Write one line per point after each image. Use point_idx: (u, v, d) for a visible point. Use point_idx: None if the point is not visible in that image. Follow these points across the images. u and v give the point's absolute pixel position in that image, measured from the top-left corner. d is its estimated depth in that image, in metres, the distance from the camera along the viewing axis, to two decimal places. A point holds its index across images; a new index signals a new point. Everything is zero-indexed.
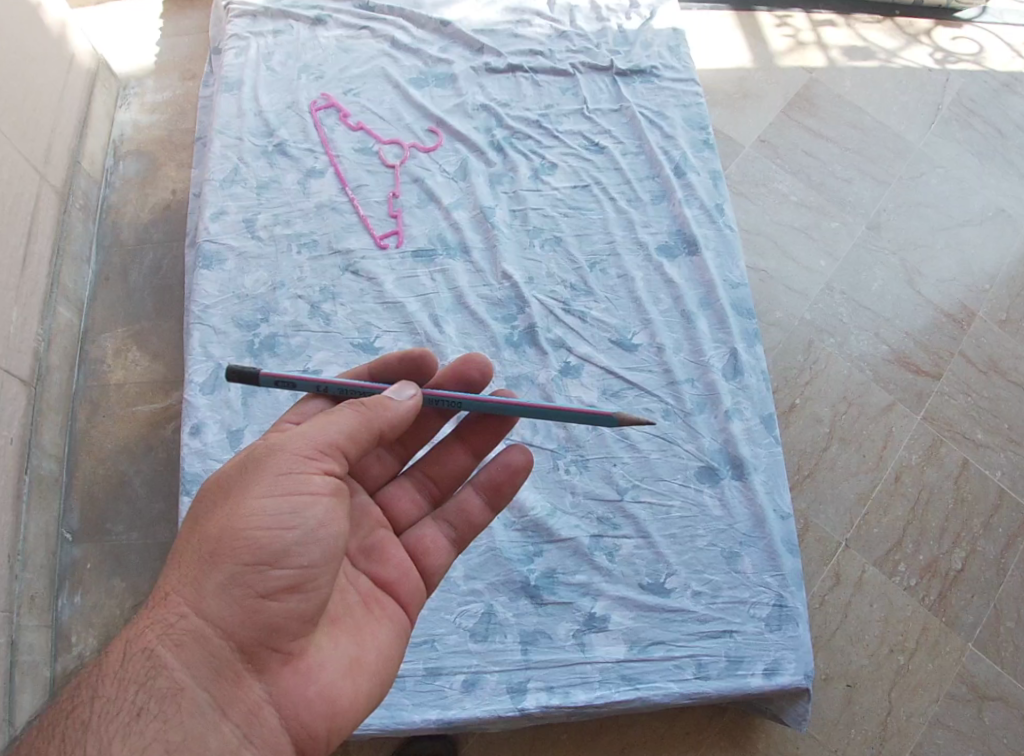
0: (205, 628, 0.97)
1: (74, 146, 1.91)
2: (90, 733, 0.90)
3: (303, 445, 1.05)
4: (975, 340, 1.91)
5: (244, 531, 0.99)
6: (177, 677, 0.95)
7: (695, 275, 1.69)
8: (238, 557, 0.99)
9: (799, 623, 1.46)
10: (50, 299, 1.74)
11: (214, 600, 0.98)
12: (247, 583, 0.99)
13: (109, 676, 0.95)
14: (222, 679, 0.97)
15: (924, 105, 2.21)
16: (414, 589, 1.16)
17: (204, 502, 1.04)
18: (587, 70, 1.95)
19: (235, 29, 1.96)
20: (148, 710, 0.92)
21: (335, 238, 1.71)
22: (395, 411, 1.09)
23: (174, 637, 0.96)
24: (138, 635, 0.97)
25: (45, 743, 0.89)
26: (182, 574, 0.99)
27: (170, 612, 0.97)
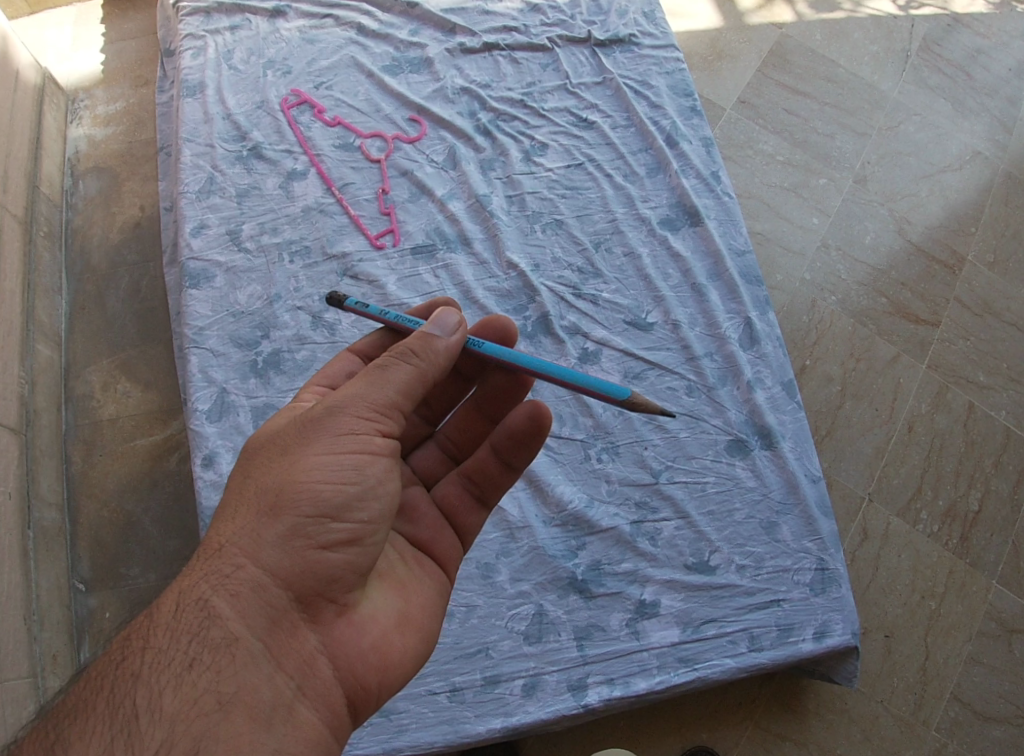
0: (263, 580, 0.92)
1: (31, 169, 1.88)
2: (142, 683, 0.85)
3: (362, 399, 0.98)
4: (968, 284, 1.91)
5: (305, 483, 0.95)
6: (233, 627, 0.90)
7: (701, 245, 1.66)
8: (299, 509, 0.94)
9: (843, 583, 1.43)
10: (28, 338, 1.72)
11: (273, 552, 0.93)
12: (306, 535, 0.93)
13: (161, 626, 0.89)
14: (277, 629, 0.92)
15: (894, 53, 2.21)
16: (449, 546, 1.13)
17: (260, 454, 0.99)
18: (564, 43, 1.90)
19: (189, 29, 1.89)
20: (201, 661, 0.87)
21: (328, 242, 1.64)
22: (442, 347, 1.02)
23: (230, 588, 0.91)
24: (193, 586, 0.92)
25: (97, 694, 0.86)
26: (239, 526, 0.94)
27: (226, 563, 0.92)
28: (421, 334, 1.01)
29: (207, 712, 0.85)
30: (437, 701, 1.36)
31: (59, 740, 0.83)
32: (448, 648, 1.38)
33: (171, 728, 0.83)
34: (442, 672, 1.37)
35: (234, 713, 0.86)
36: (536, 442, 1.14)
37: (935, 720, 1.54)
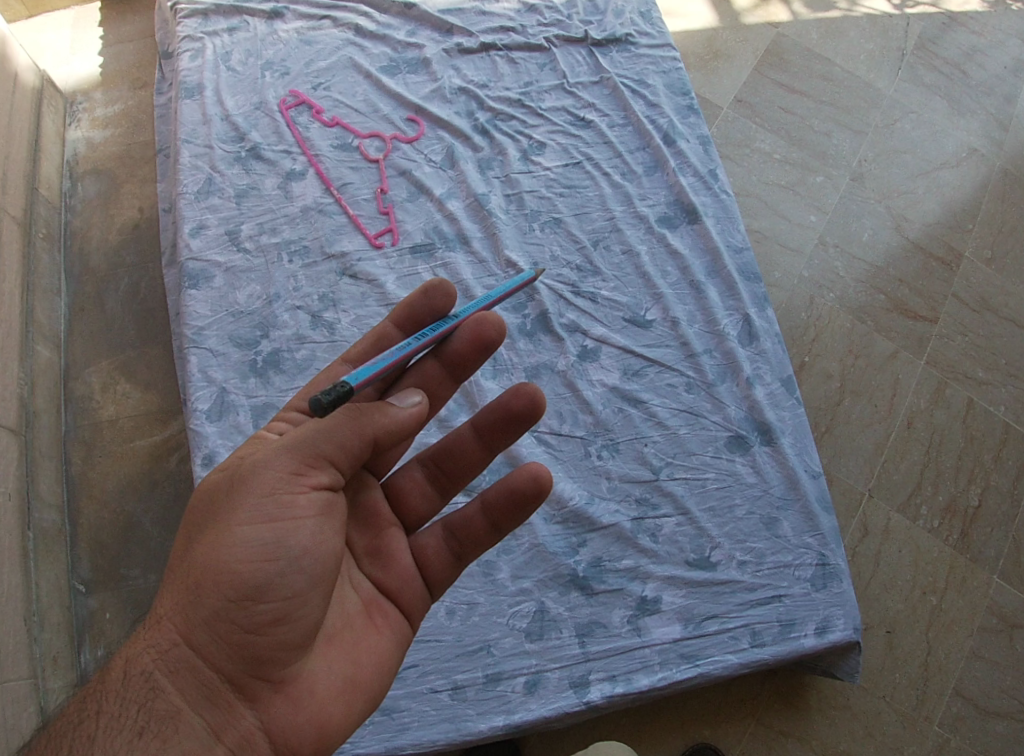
0: (198, 658, 0.94)
1: (30, 171, 1.89)
2: (87, 753, 0.89)
3: (289, 461, 0.95)
4: (966, 280, 1.92)
5: (226, 562, 0.93)
6: (174, 701, 0.93)
7: (699, 243, 1.67)
8: (224, 590, 0.93)
9: (845, 579, 1.43)
10: (27, 340, 1.72)
11: (203, 630, 0.93)
12: (232, 615, 0.93)
13: (111, 694, 0.93)
14: (214, 705, 0.94)
15: (889, 51, 2.23)
16: (415, 594, 1.08)
17: (194, 524, 0.98)
18: (561, 43, 1.90)
19: (187, 30, 1.90)
20: (147, 731, 0.91)
21: (328, 241, 1.64)
22: (398, 416, 0.98)
23: (169, 663, 0.94)
24: (139, 656, 0.95)
25: (53, 753, 0.90)
26: (174, 599, 0.95)
27: (165, 637, 0.94)
28: (370, 378, 0.97)
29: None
30: (439, 699, 1.36)
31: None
32: (449, 646, 1.38)
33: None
34: (445, 670, 1.37)
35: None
36: (534, 506, 1.10)
37: (938, 716, 1.54)
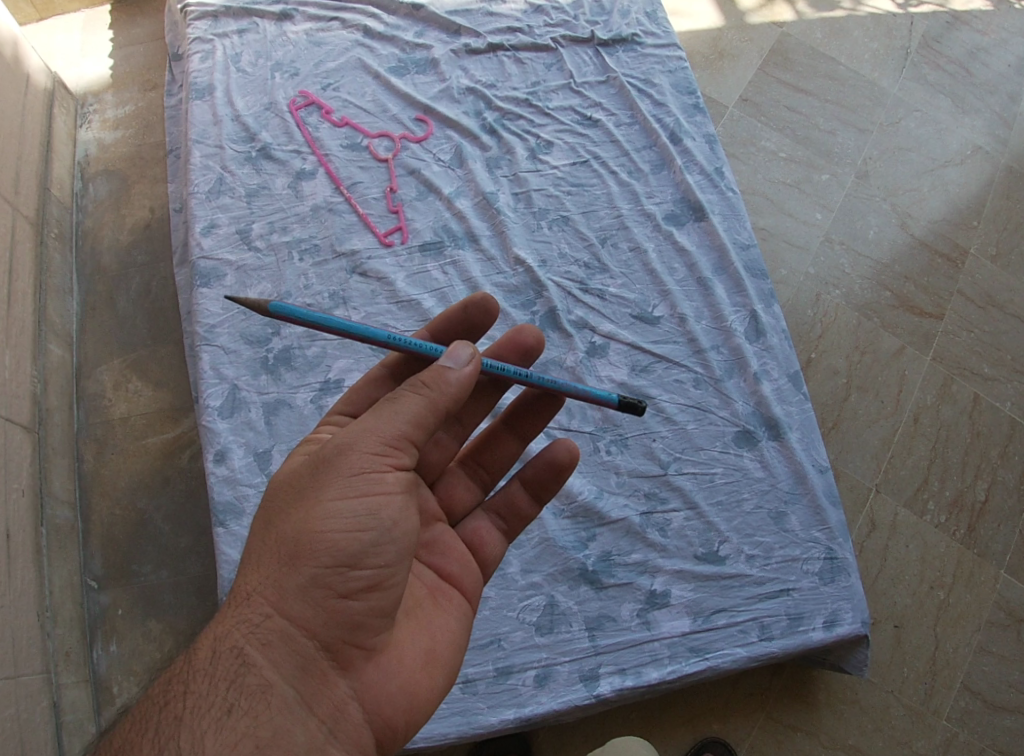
0: (291, 631, 0.96)
1: (42, 172, 1.91)
2: (184, 729, 0.89)
3: (373, 442, 0.99)
4: (971, 276, 1.93)
5: (320, 534, 0.96)
6: (267, 677, 0.94)
7: (706, 240, 1.68)
8: (318, 561, 0.96)
9: (852, 573, 1.44)
10: (40, 339, 1.74)
11: (297, 602, 0.96)
12: (327, 587, 0.96)
13: (199, 672, 0.94)
14: (308, 678, 0.95)
15: (893, 50, 2.24)
16: (474, 580, 1.15)
17: (276, 502, 1.00)
18: (568, 43, 1.92)
19: (197, 32, 1.92)
20: (238, 708, 0.91)
21: (338, 240, 1.66)
22: (454, 379, 1.01)
23: (261, 637, 0.95)
24: (228, 633, 0.96)
25: (142, 737, 0.89)
26: (263, 577, 0.97)
27: (255, 613, 0.96)
28: (434, 368, 1.01)
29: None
30: (450, 693, 1.36)
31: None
32: None
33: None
34: None
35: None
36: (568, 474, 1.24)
37: (946, 710, 1.55)
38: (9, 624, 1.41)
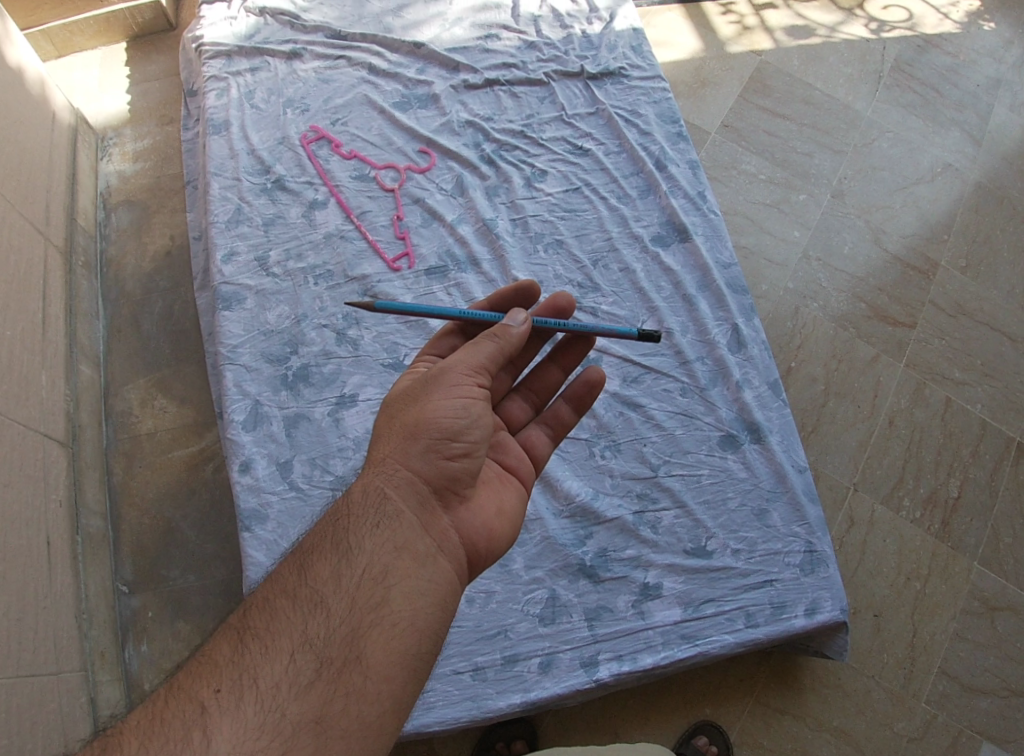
0: (414, 476, 1.12)
1: (69, 204, 2.04)
2: (351, 530, 1.08)
3: (465, 364, 1.17)
4: (941, 287, 2.06)
5: (438, 405, 1.14)
6: (400, 504, 1.10)
7: (690, 259, 1.81)
8: (431, 428, 1.13)
9: (830, 564, 1.56)
10: (72, 360, 1.87)
11: (422, 453, 1.13)
12: (437, 447, 1.13)
13: (350, 501, 1.11)
14: (426, 509, 1.11)
15: (867, 74, 2.38)
16: (529, 470, 1.28)
17: (399, 390, 1.18)
18: (560, 77, 2.06)
19: (213, 71, 2.05)
20: (382, 523, 1.08)
21: (349, 266, 1.79)
22: (516, 336, 1.20)
23: (395, 476, 1.12)
24: (368, 476, 1.13)
25: (322, 538, 1.08)
26: (391, 439, 1.14)
27: (387, 463, 1.13)
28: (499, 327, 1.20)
29: (389, 553, 1.07)
30: (462, 680, 1.49)
31: (304, 562, 1.06)
32: (469, 631, 1.52)
33: (372, 559, 1.06)
34: (466, 653, 1.50)
35: (406, 558, 1.07)
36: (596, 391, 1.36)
37: (924, 693, 1.67)
38: (49, 625, 1.54)
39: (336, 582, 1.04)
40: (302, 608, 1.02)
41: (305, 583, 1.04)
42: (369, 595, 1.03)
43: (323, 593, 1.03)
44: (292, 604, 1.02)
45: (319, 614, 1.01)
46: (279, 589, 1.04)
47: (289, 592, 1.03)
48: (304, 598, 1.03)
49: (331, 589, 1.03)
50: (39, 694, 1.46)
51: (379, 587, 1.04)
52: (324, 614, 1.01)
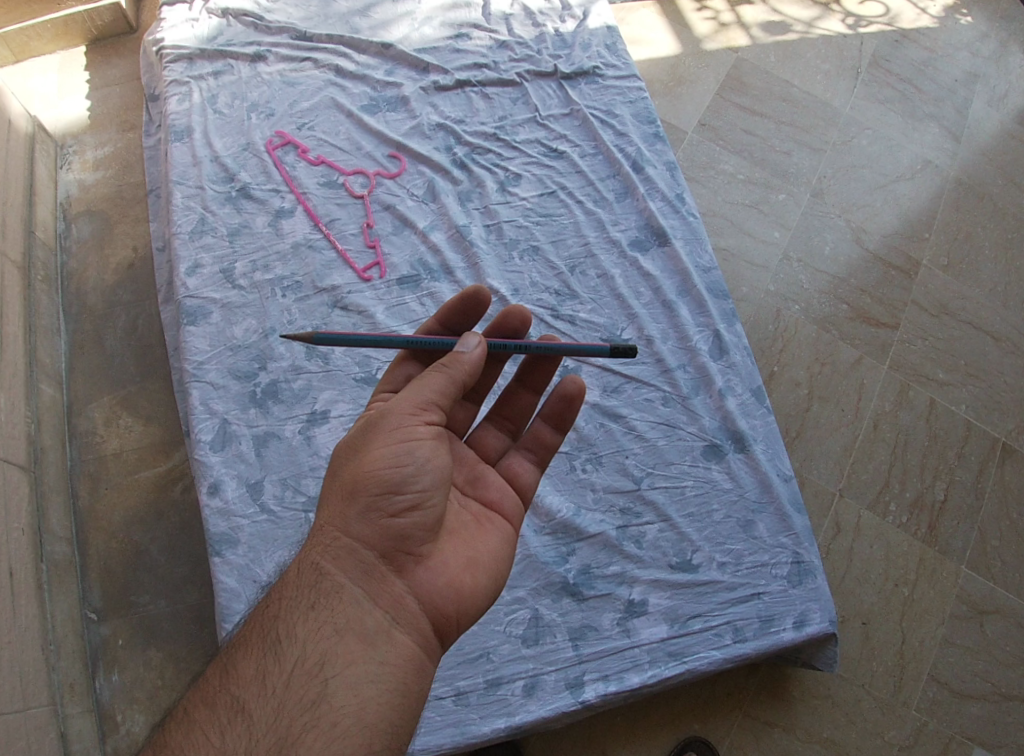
0: (354, 545, 1.09)
1: (27, 216, 1.96)
2: (280, 620, 1.04)
3: (409, 403, 1.13)
4: (923, 286, 2.03)
5: (371, 467, 1.10)
6: (339, 579, 1.07)
7: (669, 264, 1.77)
8: (369, 489, 1.09)
9: (818, 575, 1.53)
10: (32, 379, 1.79)
11: (359, 521, 1.09)
12: (378, 509, 1.08)
13: (288, 583, 1.08)
14: (371, 579, 1.08)
15: (845, 70, 2.35)
16: (514, 504, 1.23)
17: (339, 455, 1.15)
18: (533, 77, 2.00)
19: (174, 75, 1.98)
20: (317, 604, 1.05)
21: (319, 276, 1.73)
22: (468, 361, 1.15)
23: (332, 551, 1.08)
24: (306, 554, 1.10)
25: (251, 631, 1.05)
26: (330, 508, 1.11)
27: (326, 534, 1.10)
28: (451, 354, 1.15)
29: (327, 639, 1.03)
30: (444, 706, 1.44)
31: (229, 662, 1.02)
32: (450, 655, 1.46)
33: (303, 649, 1.02)
34: (448, 677, 1.45)
35: (344, 641, 1.03)
36: (579, 402, 1.32)
37: (915, 700, 1.64)
38: (14, 660, 1.47)
39: (262, 682, 1.00)
40: (223, 716, 0.98)
41: (226, 689, 1.00)
42: (301, 691, 0.99)
43: (244, 700, 0.99)
44: (211, 713, 0.98)
45: (241, 722, 0.97)
46: (200, 697, 1.00)
47: (209, 701, 0.99)
48: (224, 706, 0.98)
49: (254, 692, 0.99)
50: (4, 734, 1.39)
51: (316, 680, 1.00)
52: (248, 721, 0.97)
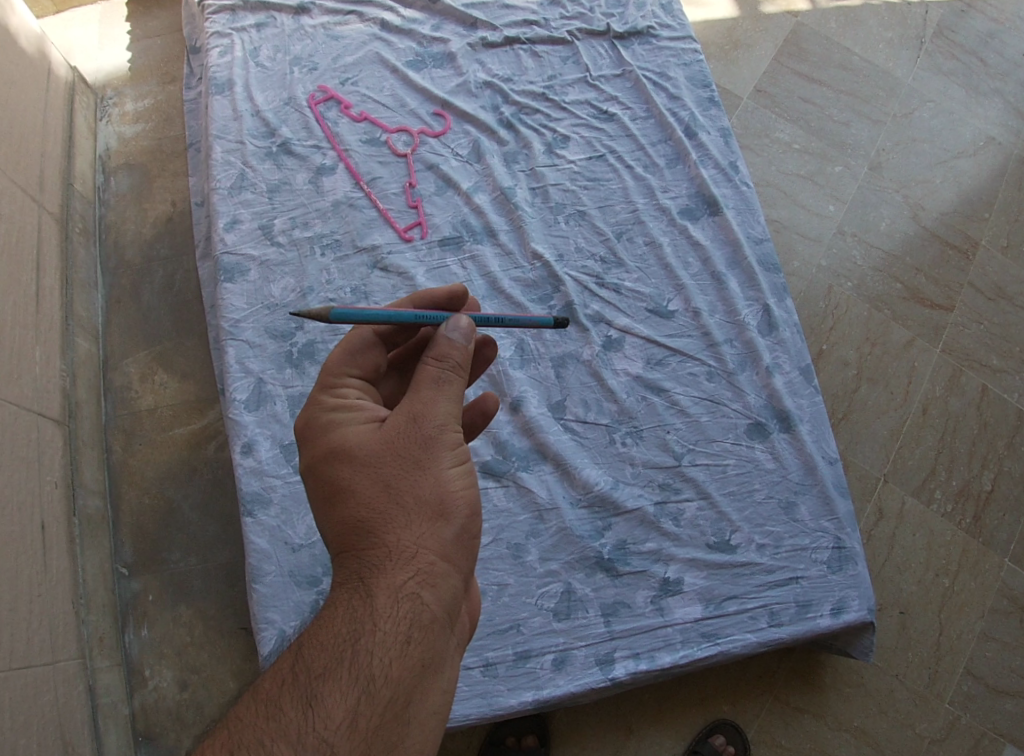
0: (450, 572, 0.96)
1: (66, 168, 1.94)
2: (375, 653, 0.88)
3: (463, 415, 1.02)
4: (981, 269, 1.95)
5: (459, 489, 0.99)
6: (435, 611, 0.93)
7: (720, 234, 1.71)
8: (462, 513, 0.98)
9: (859, 561, 1.48)
10: (68, 333, 1.78)
11: (452, 546, 0.97)
12: (467, 533, 0.99)
13: (372, 610, 0.91)
14: (457, 610, 0.97)
15: (908, 39, 2.24)
16: None
17: (403, 467, 0.98)
18: (584, 36, 1.94)
19: (216, 26, 1.94)
20: (413, 639, 0.91)
21: (358, 235, 1.69)
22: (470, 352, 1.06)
23: (428, 578, 0.94)
24: (394, 574, 0.93)
25: (335, 665, 0.87)
26: (414, 527, 0.96)
27: (421, 558, 0.95)
28: (445, 341, 1.04)
29: (419, 678, 0.90)
30: (471, 676, 1.42)
31: (313, 698, 0.85)
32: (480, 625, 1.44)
33: (400, 688, 0.88)
34: (476, 647, 1.43)
35: (431, 680, 0.91)
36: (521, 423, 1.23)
37: (950, 694, 1.60)
38: (45, 613, 1.47)
39: (354, 724, 0.85)
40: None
41: (311, 731, 0.84)
42: (395, 738, 0.86)
43: (335, 745, 0.83)
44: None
45: None
46: (279, 734, 0.83)
47: (292, 741, 0.83)
48: (311, 750, 0.83)
49: (345, 738, 0.84)
50: (34, 687, 1.39)
51: (407, 726, 0.87)
52: None
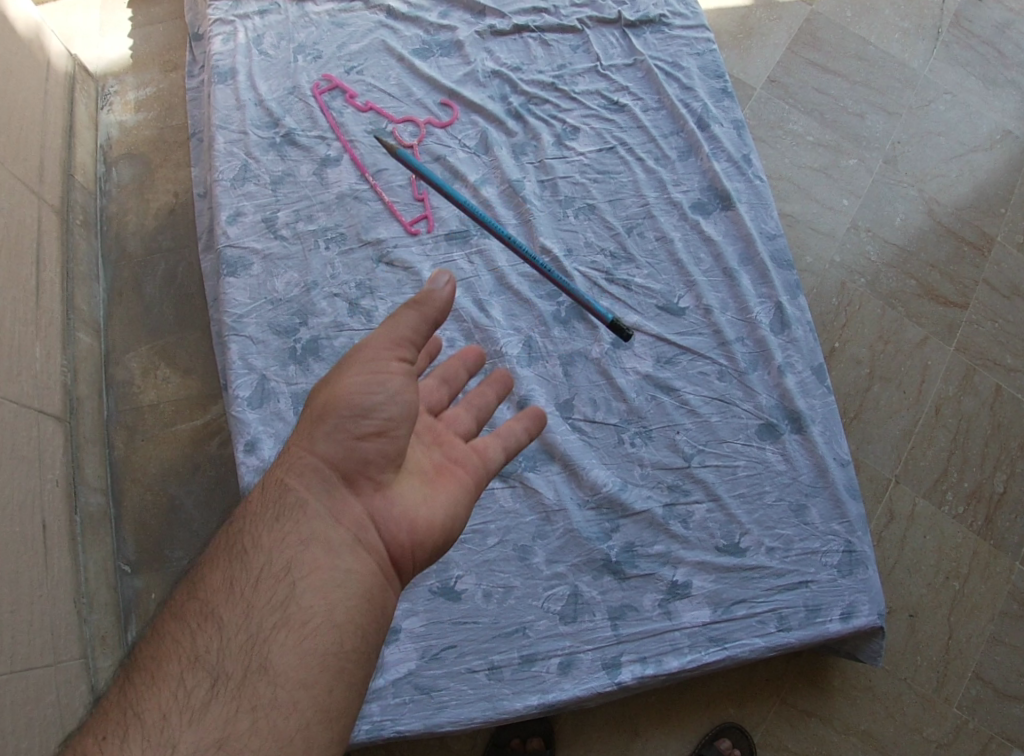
0: (319, 461, 1.04)
1: (66, 158, 1.91)
2: (246, 534, 1.00)
3: (382, 339, 1.08)
4: (997, 265, 1.91)
5: (337, 388, 1.06)
6: (304, 495, 1.02)
7: (732, 229, 1.67)
8: (337, 407, 1.04)
9: (870, 566, 1.46)
10: (69, 327, 1.75)
11: (324, 439, 1.04)
12: (343, 427, 1.04)
13: (257, 500, 1.04)
14: (335, 498, 1.02)
15: (925, 29, 2.18)
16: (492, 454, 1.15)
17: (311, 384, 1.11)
18: (595, 24, 1.89)
19: (218, 13, 1.90)
20: (282, 518, 1.01)
21: (363, 229, 1.66)
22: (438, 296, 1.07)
23: (299, 469, 1.04)
24: (274, 471, 1.06)
25: (217, 549, 1.01)
26: (300, 430, 1.07)
27: (293, 453, 1.06)
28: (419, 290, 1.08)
29: (292, 549, 0.98)
30: (476, 679, 1.41)
31: (196, 576, 0.99)
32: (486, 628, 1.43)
33: (268, 558, 0.98)
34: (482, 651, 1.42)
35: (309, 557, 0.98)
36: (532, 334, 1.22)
37: (958, 698, 1.58)
38: (46, 613, 1.45)
39: (229, 588, 0.96)
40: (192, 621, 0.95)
41: (195, 598, 0.97)
42: (269, 597, 0.95)
43: (214, 605, 0.95)
44: (183, 622, 0.94)
45: (212, 625, 0.94)
46: (169, 609, 0.97)
47: (179, 611, 0.96)
48: (193, 614, 0.95)
49: (224, 599, 0.95)
50: (36, 688, 1.38)
51: (282, 585, 0.96)
52: (216, 627, 0.93)
